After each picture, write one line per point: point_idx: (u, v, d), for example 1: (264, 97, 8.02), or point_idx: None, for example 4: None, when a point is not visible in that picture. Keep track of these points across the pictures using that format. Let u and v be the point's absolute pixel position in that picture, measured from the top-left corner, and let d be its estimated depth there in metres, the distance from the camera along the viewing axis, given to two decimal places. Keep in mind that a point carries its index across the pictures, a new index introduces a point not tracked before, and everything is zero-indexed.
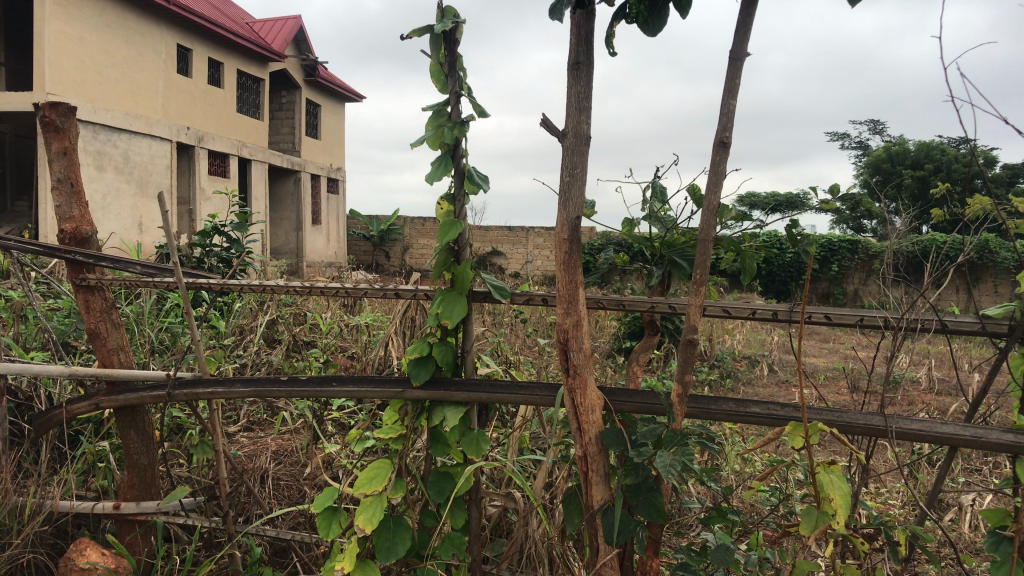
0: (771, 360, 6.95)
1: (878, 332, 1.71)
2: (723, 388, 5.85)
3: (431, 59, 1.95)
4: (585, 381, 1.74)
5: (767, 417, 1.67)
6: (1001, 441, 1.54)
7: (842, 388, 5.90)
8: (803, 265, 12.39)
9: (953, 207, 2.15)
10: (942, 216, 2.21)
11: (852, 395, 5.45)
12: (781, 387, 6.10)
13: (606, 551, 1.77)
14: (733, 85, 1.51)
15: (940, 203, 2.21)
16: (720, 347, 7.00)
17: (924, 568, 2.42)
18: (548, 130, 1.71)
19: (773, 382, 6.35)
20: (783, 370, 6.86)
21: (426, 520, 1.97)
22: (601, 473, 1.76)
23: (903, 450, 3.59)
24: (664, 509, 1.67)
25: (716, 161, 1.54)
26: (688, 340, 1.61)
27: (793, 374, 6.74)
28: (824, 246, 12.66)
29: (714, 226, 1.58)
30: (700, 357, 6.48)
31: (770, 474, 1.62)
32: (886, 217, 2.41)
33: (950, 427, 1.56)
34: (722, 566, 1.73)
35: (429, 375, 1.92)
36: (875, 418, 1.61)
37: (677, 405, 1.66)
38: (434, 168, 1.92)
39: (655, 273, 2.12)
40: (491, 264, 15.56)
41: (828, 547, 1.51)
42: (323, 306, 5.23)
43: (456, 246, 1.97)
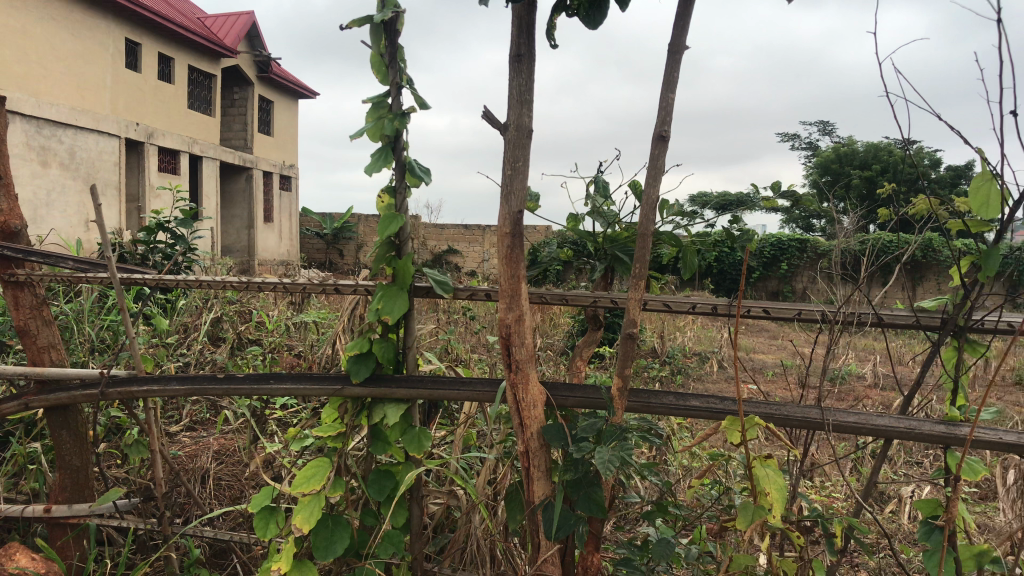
0: (721, 356, 7.01)
1: (814, 326, 1.73)
2: (674, 385, 5.89)
3: (372, 50, 1.93)
4: (527, 376, 1.73)
5: (705, 411, 1.67)
6: (934, 432, 1.57)
7: (790, 384, 5.99)
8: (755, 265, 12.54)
9: (899, 206, 2.14)
10: (887, 215, 2.20)
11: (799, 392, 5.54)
12: (731, 384, 6.17)
13: (547, 547, 1.77)
14: (672, 80, 1.51)
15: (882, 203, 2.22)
16: (672, 344, 7.05)
17: (863, 560, 2.46)
18: (490, 123, 1.70)
19: (723, 379, 6.42)
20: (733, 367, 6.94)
21: (366, 519, 1.93)
22: (543, 468, 1.75)
23: (847, 444, 3.65)
24: (604, 504, 1.66)
25: (655, 156, 1.54)
26: (629, 334, 1.61)
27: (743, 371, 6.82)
28: (774, 245, 12.85)
29: (654, 220, 1.57)
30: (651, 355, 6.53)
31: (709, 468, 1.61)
32: (834, 216, 2.39)
33: (886, 419, 1.59)
34: (663, 561, 1.75)
35: (370, 372, 1.89)
36: (812, 411, 1.63)
37: (619, 399, 1.65)
38: (374, 161, 1.89)
39: (598, 268, 2.09)
40: (446, 263, 15.49)
41: (765, 540, 1.50)
42: (270, 304, 5.15)
43: (398, 239, 1.94)
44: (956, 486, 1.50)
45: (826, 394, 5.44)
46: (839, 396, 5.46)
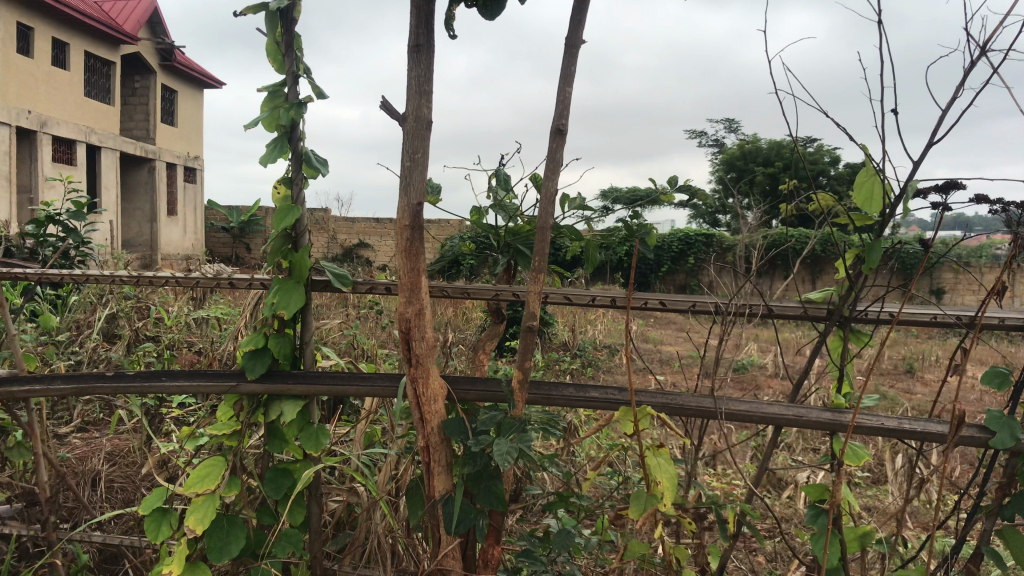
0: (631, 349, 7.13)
1: (708, 317, 1.79)
2: (584, 378, 5.96)
3: (267, 37, 1.88)
4: (427, 370, 1.71)
5: (604, 402, 1.68)
6: (821, 419, 1.63)
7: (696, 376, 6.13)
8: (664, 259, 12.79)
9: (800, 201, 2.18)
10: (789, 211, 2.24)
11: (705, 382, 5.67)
12: (639, 376, 6.28)
13: (447, 542, 1.76)
14: (569, 73, 1.51)
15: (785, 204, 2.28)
16: (582, 338, 7.13)
17: (759, 545, 2.54)
18: (388, 114, 1.67)
19: (632, 371, 6.52)
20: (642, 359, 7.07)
21: (263, 518, 1.89)
22: (444, 463, 1.74)
23: (747, 432, 3.75)
24: (504, 497, 1.66)
25: (553, 149, 1.54)
26: (528, 327, 1.60)
27: (652, 363, 6.94)
28: (682, 239, 13.13)
29: (552, 214, 1.57)
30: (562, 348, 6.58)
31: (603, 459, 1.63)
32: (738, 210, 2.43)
33: (775, 407, 1.64)
34: (563, 552, 1.76)
35: (266, 368, 1.84)
36: (705, 401, 1.66)
37: (518, 392, 1.65)
38: (269, 151, 1.85)
39: (501, 262, 2.09)
40: (357, 257, 15.30)
41: (658, 529, 1.53)
42: (171, 300, 4.98)
43: (294, 232, 1.89)
44: (841, 469, 1.56)
45: (730, 385, 5.58)
46: (742, 387, 5.62)
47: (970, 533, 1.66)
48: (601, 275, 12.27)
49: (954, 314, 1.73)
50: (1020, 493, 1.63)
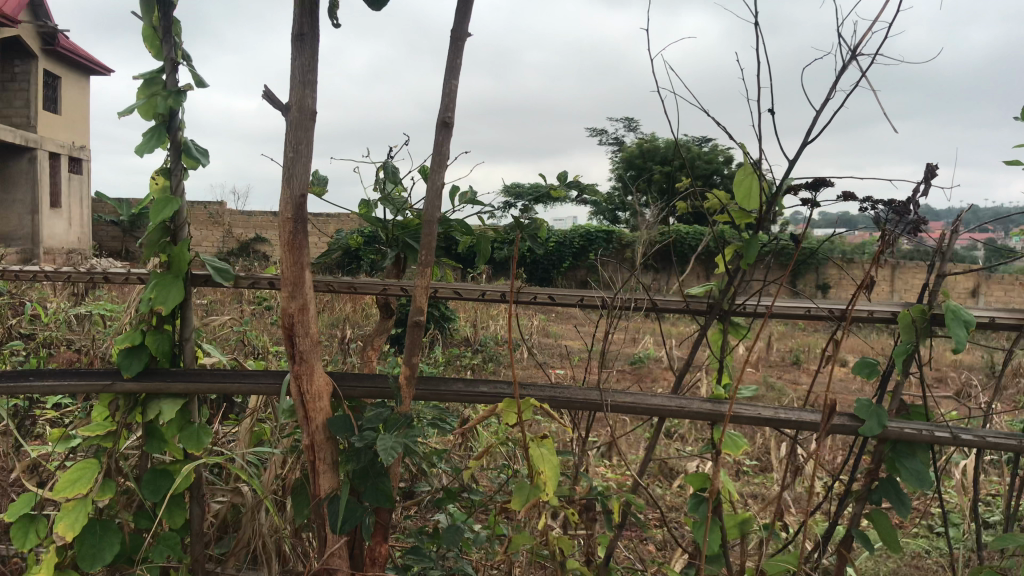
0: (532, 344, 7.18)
1: (594, 310, 1.87)
2: (485, 373, 5.97)
3: (143, 22, 1.81)
4: (312, 367, 1.68)
5: (493, 396, 1.68)
6: (702, 409, 1.68)
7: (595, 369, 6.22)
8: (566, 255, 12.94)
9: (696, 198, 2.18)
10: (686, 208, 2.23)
11: (604, 375, 5.77)
12: (540, 371, 6.32)
13: (334, 541, 1.73)
14: (455, 66, 1.50)
15: (679, 200, 2.28)
16: (483, 333, 7.14)
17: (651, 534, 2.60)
18: (270, 103, 1.62)
19: (532, 365, 6.57)
20: (542, 353, 7.12)
21: (140, 522, 1.82)
22: (330, 460, 1.71)
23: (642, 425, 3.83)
24: (391, 494, 1.65)
25: (439, 143, 1.52)
26: (415, 322, 1.58)
27: (553, 357, 7.01)
28: (583, 236, 13.30)
29: (439, 207, 1.55)
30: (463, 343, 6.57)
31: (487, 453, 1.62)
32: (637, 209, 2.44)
33: (658, 399, 1.68)
34: (451, 547, 1.75)
35: (143, 366, 1.76)
36: (591, 393, 1.69)
37: (405, 388, 1.63)
38: (146, 140, 1.77)
39: (390, 256, 2.00)
40: (254, 252, 14.92)
41: (542, 521, 1.54)
42: (50, 296, 4.74)
43: (173, 225, 1.83)
44: (721, 457, 1.61)
45: (628, 378, 5.69)
46: (639, 380, 5.74)
47: (841, 516, 1.74)
48: (503, 270, 12.33)
49: (827, 307, 1.81)
50: (886, 477, 1.71)
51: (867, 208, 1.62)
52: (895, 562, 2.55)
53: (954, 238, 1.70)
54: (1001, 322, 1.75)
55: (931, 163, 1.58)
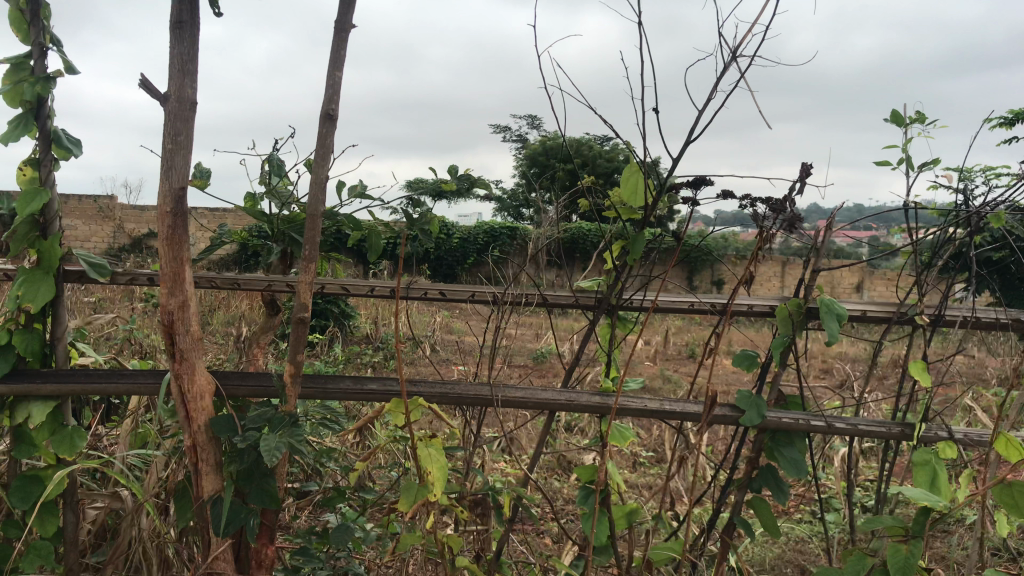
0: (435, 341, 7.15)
1: (485, 305, 1.90)
2: (387, 370, 5.91)
3: (9, 4, 1.71)
4: (193, 366, 1.62)
5: (383, 394, 1.67)
6: (590, 403, 1.71)
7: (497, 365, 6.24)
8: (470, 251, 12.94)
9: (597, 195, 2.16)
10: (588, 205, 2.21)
11: (506, 371, 5.79)
12: (442, 367, 6.30)
13: (218, 544, 1.68)
14: (340, 58, 1.48)
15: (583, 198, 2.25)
16: (385, 330, 7.07)
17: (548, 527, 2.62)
18: (146, 92, 1.55)
19: (435, 362, 6.54)
20: (445, 350, 7.11)
21: (8, 531, 1.72)
22: (213, 462, 1.66)
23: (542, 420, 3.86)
24: (277, 494, 1.61)
25: (323, 135, 1.49)
26: (299, 319, 1.55)
27: (456, 353, 7.00)
28: (487, 233, 13.33)
29: (324, 201, 1.53)
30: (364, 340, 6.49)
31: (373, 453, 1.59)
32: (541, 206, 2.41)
33: (548, 393, 1.70)
34: (340, 547, 1.73)
35: (10, 367, 1.67)
36: (482, 389, 1.69)
37: (291, 386, 1.60)
38: (12, 129, 1.68)
39: (276, 251, 1.94)
40: (147, 248, 14.38)
41: (429, 520, 1.53)
42: None
43: (42, 218, 1.74)
44: (607, 450, 1.64)
45: (529, 374, 5.73)
46: (541, 376, 5.78)
47: (724, 504, 1.79)
48: (406, 266, 12.23)
49: (708, 301, 1.88)
50: (766, 466, 1.76)
51: (746, 205, 1.66)
52: (779, 547, 2.65)
53: (828, 235, 1.77)
54: (871, 315, 1.84)
55: (806, 162, 1.63)
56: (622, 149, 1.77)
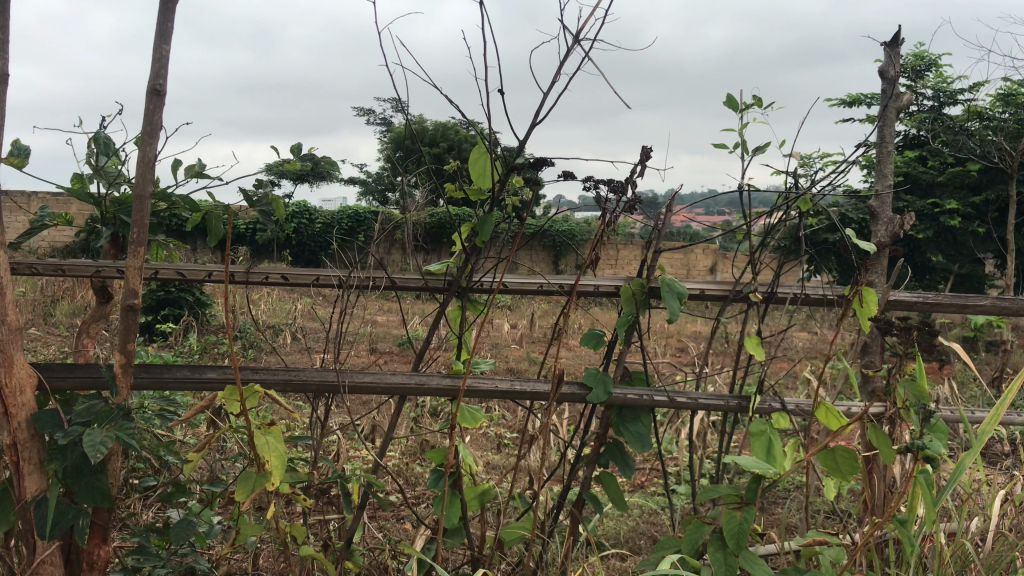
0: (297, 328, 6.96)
1: (330, 289, 1.90)
2: (246, 359, 5.71)
3: None
4: (10, 359, 1.51)
5: (221, 381, 1.62)
6: (441, 385, 1.70)
7: (362, 350, 6.13)
8: (334, 236, 12.67)
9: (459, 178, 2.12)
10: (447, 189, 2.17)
11: (370, 357, 5.70)
12: (304, 355, 6.15)
13: (44, 548, 1.58)
14: (166, 30, 1.40)
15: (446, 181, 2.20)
16: (245, 317, 6.83)
17: (408, 512, 2.60)
18: None
19: (297, 349, 6.37)
20: (308, 336, 6.94)
21: None
22: (36, 461, 1.55)
23: (406, 406, 3.83)
24: (110, 492, 1.52)
25: (150, 111, 1.42)
26: (128, 305, 1.47)
27: (319, 340, 6.84)
28: (351, 217, 13.08)
29: (153, 181, 1.45)
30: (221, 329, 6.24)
31: (211, 444, 1.53)
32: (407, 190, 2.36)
33: (398, 377, 1.68)
34: (182, 543, 1.65)
35: None
36: (328, 375, 1.66)
37: (121, 377, 1.51)
38: None
39: (105, 236, 1.82)
40: None
41: (271, 510, 1.49)
42: None
43: None
44: (455, 431, 1.63)
45: (394, 360, 5.66)
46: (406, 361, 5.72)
47: (573, 480, 1.82)
48: (267, 252, 11.85)
49: (556, 283, 1.92)
50: (613, 442, 1.81)
51: (589, 188, 1.69)
52: (634, 519, 2.73)
53: (668, 216, 1.82)
54: (709, 293, 1.95)
55: (646, 146, 1.68)
56: (469, 129, 1.76)
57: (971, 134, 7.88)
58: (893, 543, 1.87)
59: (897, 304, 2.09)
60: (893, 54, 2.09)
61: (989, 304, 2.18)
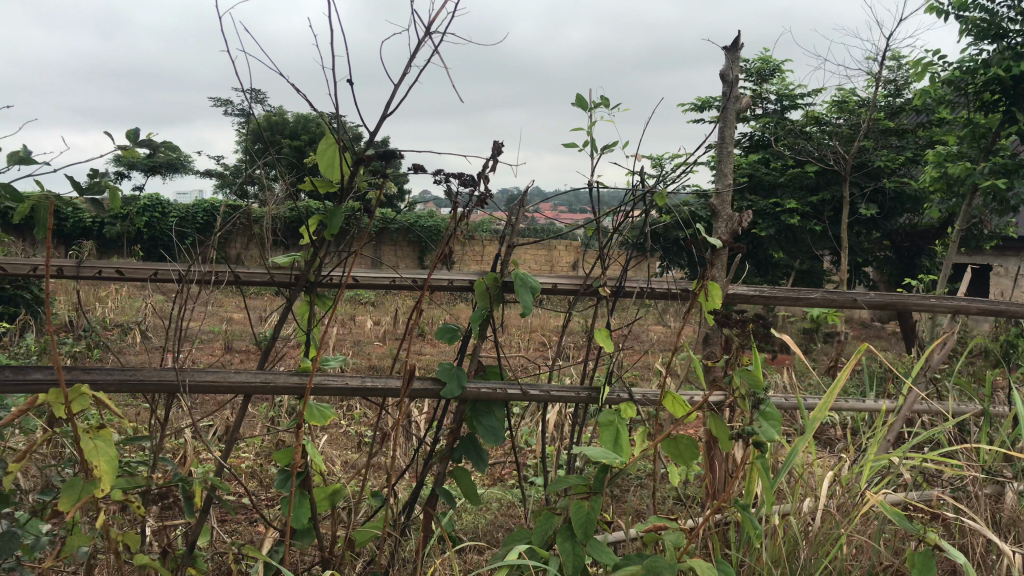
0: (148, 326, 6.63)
1: (169, 284, 1.82)
2: (90, 360, 5.38)
3: None
4: None
5: (48, 384, 1.51)
6: (289, 383, 1.65)
7: (216, 349, 5.90)
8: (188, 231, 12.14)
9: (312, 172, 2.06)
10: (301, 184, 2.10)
11: (225, 357, 5.49)
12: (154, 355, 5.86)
13: None
14: None
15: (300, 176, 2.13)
16: (89, 316, 6.45)
17: (261, 513, 2.52)
18: None
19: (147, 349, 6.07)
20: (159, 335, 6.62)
21: None
22: None
23: (262, 408, 3.72)
24: None
25: None
26: None
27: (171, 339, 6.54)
28: (207, 210, 12.58)
29: None
30: (62, 328, 5.86)
31: (33, 450, 1.43)
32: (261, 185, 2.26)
33: (242, 376, 1.62)
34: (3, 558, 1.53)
35: None
36: (167, 373, 1.58)
37: None
38: None
39: None
40: None
41: (100, 518, 1.41)
42: None
43: None
44: (301, 429, 1.59)
45: (251, 358, 5.48)
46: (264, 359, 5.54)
47: (425, 477, 1.81)
48: (114, 246, 11.23)
49: (408, 277, 1.91)
50: (466, 436, 1.80)
51: (440, 182, 1.68)
52: (493, 513, 2.75)
53: (520, 211, 1.84)
54: (561, 287, 1.99)
55: (498, 141, 1.68)
56: (317, 120, 1.71)
57: (810, 139, 8.37)
58: (731, 525, 1.97)
59: (736, 297, 2.19)
60: (734, 58, 2.17)
61: (819, 296, 2.31)
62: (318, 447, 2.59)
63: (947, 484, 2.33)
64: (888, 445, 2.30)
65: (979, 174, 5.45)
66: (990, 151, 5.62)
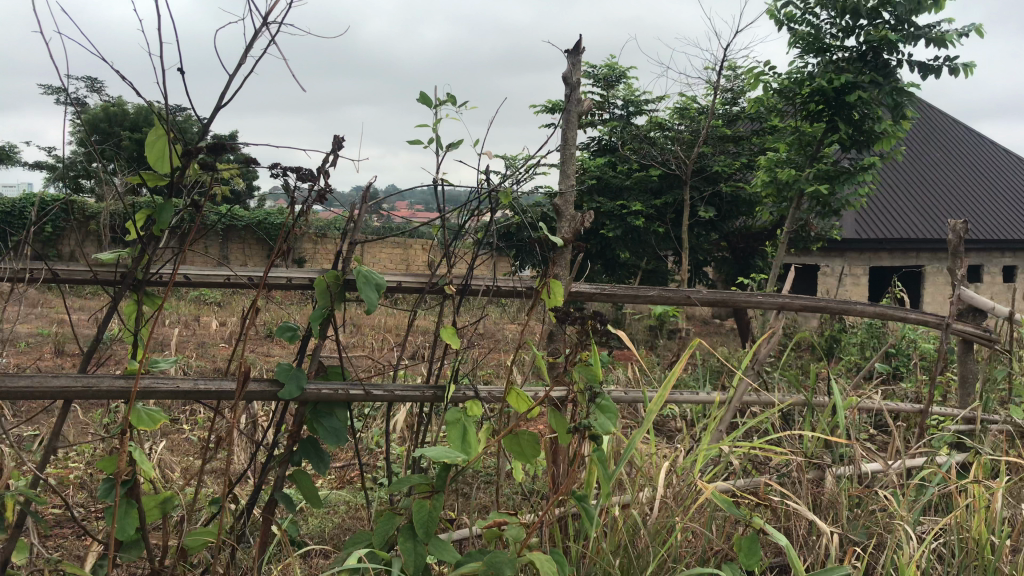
0: None
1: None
2: None
3: None
4: None
5: None
6: (113, 387, 1.56)
7: (45, 352, 5.54)
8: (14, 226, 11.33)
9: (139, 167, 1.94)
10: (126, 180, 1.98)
11: (56, 362, 5.16)
12: None
13: None
14: None
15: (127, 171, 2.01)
16: None
17: (92, 526, 2.38)
18: None
19: None
20: None
21: None
22: None
23: (95, 414, 3.52)
24: None
25: None
26: None
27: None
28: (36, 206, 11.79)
29: None
30: None
31: None
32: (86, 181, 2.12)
33: (60, 381, 1.51)
34: None
35: None
36: None
37: None
38: None
39: None
40: None
41: None
42: None
43: None
44: (125, 435, 1.50)
45: (85, 362, 5.17)
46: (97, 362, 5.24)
47: (264, 481, 1.75)
48: None
49: (245, 276, 1.85)
50: (306, 438, 1.75)
51: (278, 176, 1.63)
52: (340, 515, 2.70)
53: (362, 208, 1.81)
54: (405, 286, 1.97)
55: (338, 136, 1.65)
56: (144, 110, 1.62)
57: (654, 143, 8.70)
58: (574, 518, 2.01)
59: (578, 295, 2.24)
60: (576, 61, 2.22)
61: (655, 294, 2.39)
62: (155, 453, 2.47)
63: (774, 470, 2.47)
64: (720, 435, 2.42)
65: (805, 179, 5.81)
66: (815, 158, 6.01)
